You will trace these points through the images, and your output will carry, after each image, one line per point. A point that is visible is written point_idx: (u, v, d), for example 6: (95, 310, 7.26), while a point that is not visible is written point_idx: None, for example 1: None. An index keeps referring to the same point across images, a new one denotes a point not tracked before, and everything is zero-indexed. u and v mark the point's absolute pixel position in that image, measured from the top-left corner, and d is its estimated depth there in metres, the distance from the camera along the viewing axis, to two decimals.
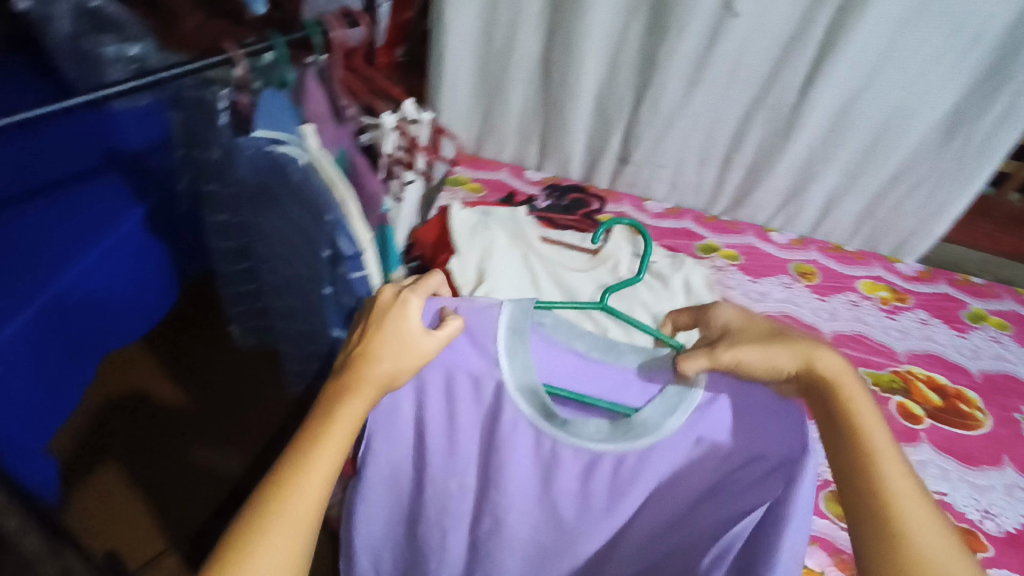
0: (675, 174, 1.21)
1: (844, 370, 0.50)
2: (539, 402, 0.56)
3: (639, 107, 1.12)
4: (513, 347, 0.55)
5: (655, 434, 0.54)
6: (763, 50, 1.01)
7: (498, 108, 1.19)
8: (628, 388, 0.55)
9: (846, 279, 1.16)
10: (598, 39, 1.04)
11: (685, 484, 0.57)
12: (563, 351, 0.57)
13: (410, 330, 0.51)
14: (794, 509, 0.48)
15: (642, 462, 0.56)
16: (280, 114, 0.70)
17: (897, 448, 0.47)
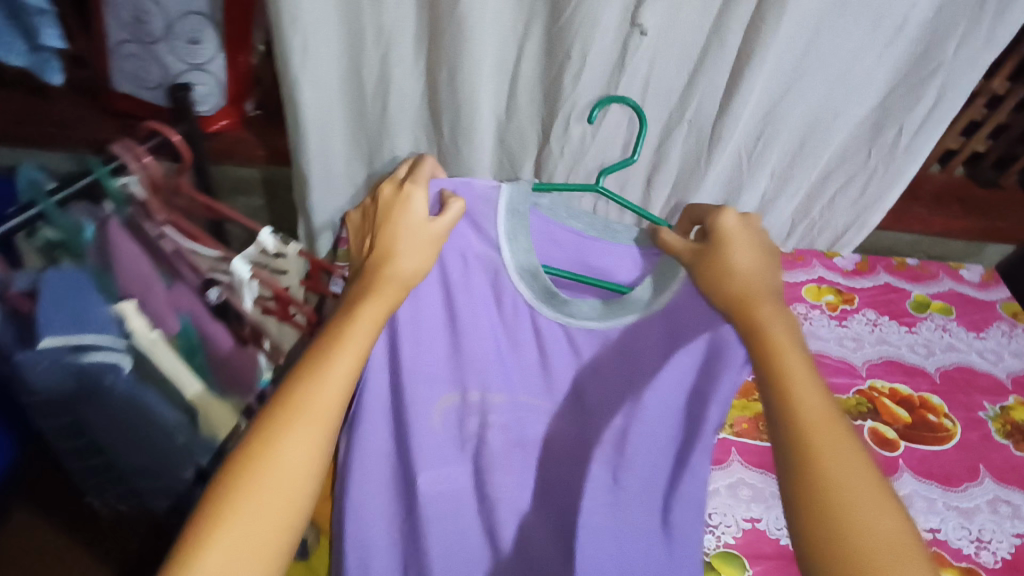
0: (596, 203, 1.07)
1: (784, 324, 0.58)
2: (540, 283, 0.69)
3: (546, 142, 0.95)
4: (513, 227, 0.67)
5: (642, 310, 0.70)
6: (674, 63, 0.87)
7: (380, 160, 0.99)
8: (619, 268, 0.72)
9: (790, 290, 1.09)
10: (485, 72, 0.86)
11: (628, 367, 0.73)
12: (562, 229, 0.70)
13: (418, 219, 0.61)
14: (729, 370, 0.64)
15: (622, 339, 0.72)
16: (80, 302, 0.52)
17: (823, 399, 0.53)
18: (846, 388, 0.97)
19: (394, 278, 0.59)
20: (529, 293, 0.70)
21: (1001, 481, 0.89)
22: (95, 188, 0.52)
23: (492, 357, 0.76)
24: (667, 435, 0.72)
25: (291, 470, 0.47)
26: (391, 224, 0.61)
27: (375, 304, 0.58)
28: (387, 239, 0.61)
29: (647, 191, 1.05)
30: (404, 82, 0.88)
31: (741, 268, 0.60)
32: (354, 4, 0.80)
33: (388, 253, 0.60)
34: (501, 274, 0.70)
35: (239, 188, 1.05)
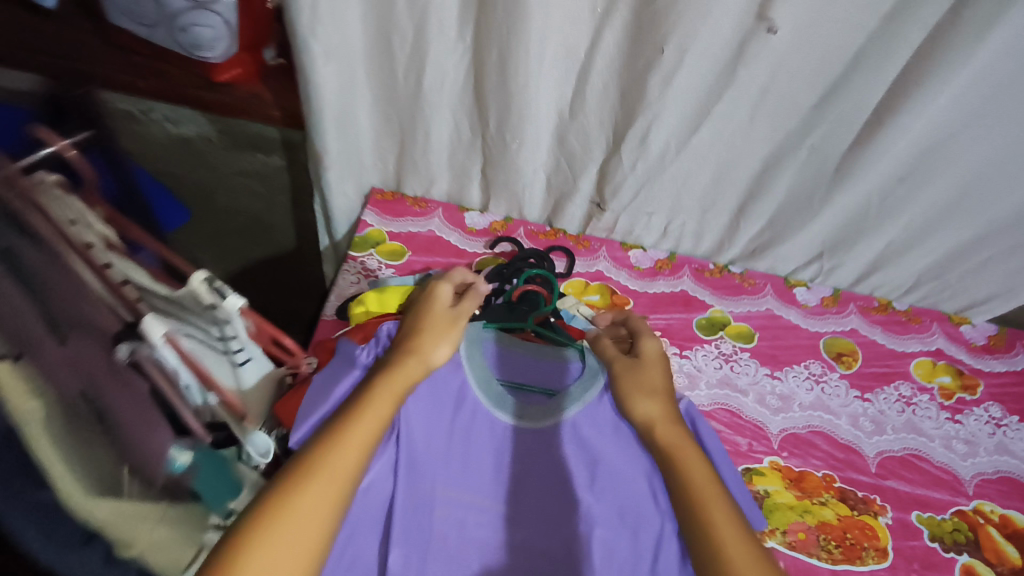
0: (669, 222, 0.87)
1: (677, 439, 0.57)
2: (495, 390, 0.65)
3: (617, 149, 0.76)
4: (473, 350, 0.65)
5: (576, 405, 0.64)
6: (808, 76, 0.65)
7: (416, 145, 0.82)
8: (549, 376, 0.68)
9: (894, 360, 0.88)
10: (548, 56, 0.67)
11: (587, 456, 0.64)
12: (508, 352, 0.68)
13: (439, 300, 0.65)
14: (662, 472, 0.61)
15: (570, 442, 0.64)
16: None
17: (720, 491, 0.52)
18: (943, 507, 0.77)
19: (420, 353, 0.59)
20: (483, 399, 0.64)
21: None
22: None
23: (446, 435, 0.63)
24: (629, 545, 0.61)
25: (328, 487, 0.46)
26: (419, 309, 0.64)
27: (412, 364, 0.58)
28: (421, 319, 0.63)
29: (736, 218, 0.85)
30: (446, 59, 0.71)
31: (643, 410, 0.59)
32: None
33: (415, 331, 0.61)
34: (467, 385, 0.64)
35: (256, 145, 0.91)
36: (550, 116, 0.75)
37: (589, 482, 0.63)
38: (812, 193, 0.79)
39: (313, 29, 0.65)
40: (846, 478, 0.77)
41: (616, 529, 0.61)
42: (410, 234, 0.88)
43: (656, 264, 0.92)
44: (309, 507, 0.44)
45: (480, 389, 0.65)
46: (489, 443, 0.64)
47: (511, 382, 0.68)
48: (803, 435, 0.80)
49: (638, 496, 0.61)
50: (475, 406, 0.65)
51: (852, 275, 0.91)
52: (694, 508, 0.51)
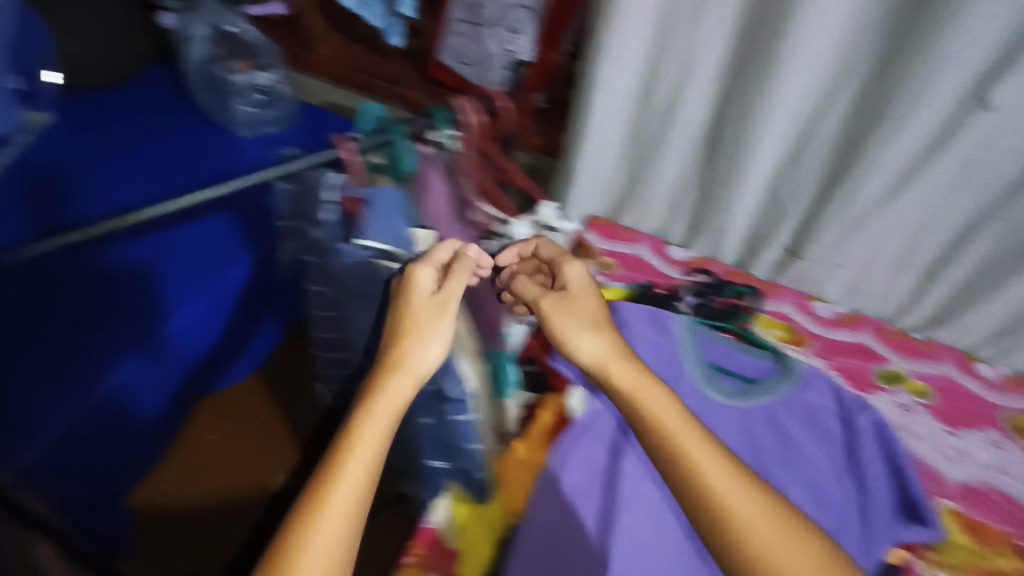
0: (857, 277, 0.98)
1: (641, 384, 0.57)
2: (703, 369, 0.77)
3: (823, 204, 0.90)
4: (685, 335, 0.79)
5: (773, 392, 0.76)
6: (1012, 157, 0.75)
7: (647, 178, 1.01)
8: (750, 369, 0.77)
9: None
10: (780, 116, 0.83)
11: (785, 427, 0.74)
12: (716, 343, 0.79)
13: (423, 295, 0.55)
14: (862, 451, 0.71)
15: (768, 415, 0.75)
16: (392, 216, 0.58)
17: (692, 429, 0.55)
18: None
19: (404, 367, 0.53)
20: (691, 371, 0.77)
21: None
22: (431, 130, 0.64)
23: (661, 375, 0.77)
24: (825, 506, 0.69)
25: (331, 539, 0.47)
26: (398, 304, 0.55)
27: (393, 385, 0.53)
28: (405, 307, 0.54)
29: (924, 282, 0.94)
30: (693, 110, 0.89)
31: (588, 353, 0.60)
32: (673, 23, 0.81)
33: (399, 334, 0.54)
34: (678, 359, 0.78)
35: None
36: (767, 169, 0.91)
37: (781, 454, 0.73)
38: (1003, 266, 0.86)
39: (599, 74, 0.86)
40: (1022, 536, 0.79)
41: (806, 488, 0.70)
42: (622, 253, 1.02)
43: (839, 317, 1.00)
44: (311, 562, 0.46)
45: (690, 367, 0.77)
46: (694, 397, 0.76)
47: (719, 367, 0.77)
48: (979, 489, 0.82)
49: (826, 466, 0.72)
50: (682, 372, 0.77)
51: None
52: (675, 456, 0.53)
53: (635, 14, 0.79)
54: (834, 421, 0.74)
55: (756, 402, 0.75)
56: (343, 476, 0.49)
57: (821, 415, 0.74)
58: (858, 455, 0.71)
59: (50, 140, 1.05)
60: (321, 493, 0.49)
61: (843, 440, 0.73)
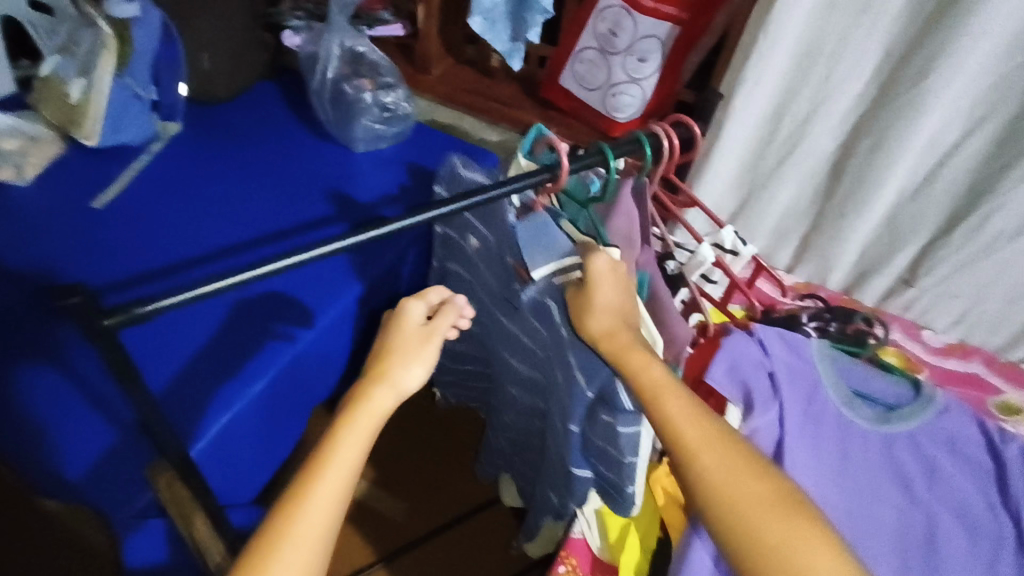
0: (970, 309, 0.98)
1: (654, 376, 0.55)
2: (844, 393, 0.76)
3: (947, 233, 0.91)
4: (826, 358, 0.77)
5: (915, 418, 0.75)
6: None
7: (759, 203, 1.03)
8: (888, 394, 0.77)
9: None
10: (916, 146, 0.85)
11: (926, 455, 0.74)
12: (852, 367, 0.78)
13: (414, 324, 0.58)
14: (1011, 478, 0.72)
15: (910, 442, 0.75)
16: (541, 239, 0.60)
17: (699, 423, 0.54)
18: None
19: (382, 381, 0.55)
20: (836, 397, 0.76)
21: None
22: (635, 151, 0.61)
23: (805, 402, 0.75)
24: (977, 532, 0.72)
25: (311, 536, 0.48)
26: (391, 326, 0.59)
27: (374, 399, 0.54)
28: (394, 333, 0.58)
29: None
30: (821, 139, 0.92)
31: (597, 330, 0.56)
32: (814, 57, 0.85)
33: (384, 351, 0.57)
34: (820, 384, 0.76)
35: None
36: (890, 199, 0.93)
37: (925, 482, 0.74)
38: None
39: (734, 102, 0.89)
40: None
41: (953, 515, 0.72)
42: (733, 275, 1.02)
43: (947, 345, 1.00)
44: (288, 561, 0.47)
45: (833, 391, 0.76)
46: (836, 426, 0.76)
47: (857, 391, 0.77)
48: None
49: (976, 495, 0.72)
50: (825, 401, 0.76)
51: None
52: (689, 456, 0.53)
53: (780, 43, 0.83)
54: (978, 444, 0.74)
55: (902, 427, 0.75)
56: (317, 486, 0.49)
57: (964, 443, 0.74)
58: (1004, 484, 0.72)
59: (179, 158, 1.10)
60: (300, 496, 0.49)
61: (989, 468, 0.73)
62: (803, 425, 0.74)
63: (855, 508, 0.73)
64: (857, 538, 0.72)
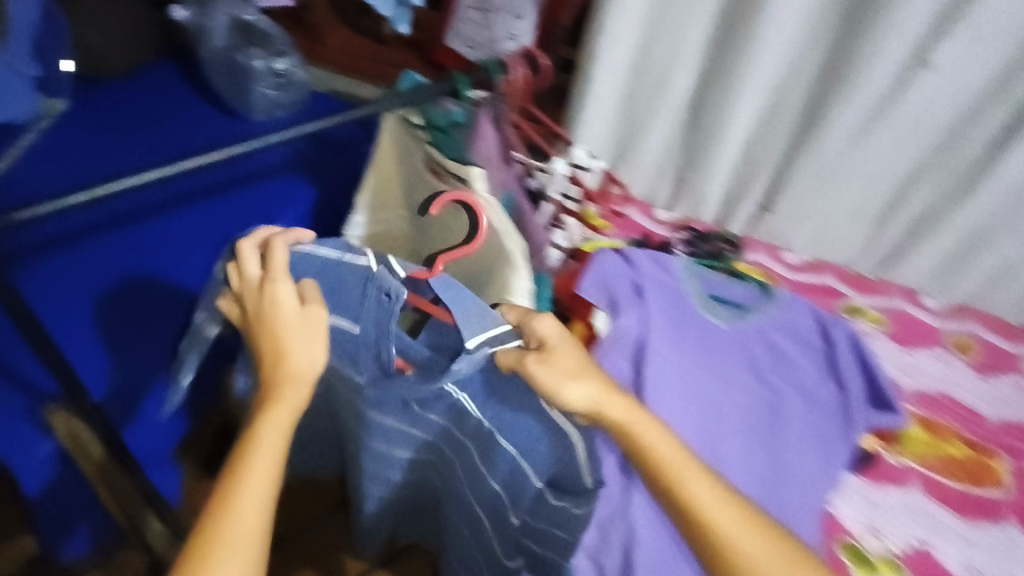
0: (820, 229, 1.11)
1: (662, 441, 0.54)
2: (701, 298, 0.85)
3: (793, 158, 1.03)
4: (683, 269, 0.86)
5: (764, 314, 0.85)
6: (950, 103, 0.89)
7: (634, 147, 1.13)
8: (740, 295, 0.86)
9: (1011, 360, 1.03)
10: (759, 81, 0.96)
11: (773, 343, 0.85)
12: (707, 277, 0.87)
13: (294, 311, 0.54)
14: (839, 354, 0.83)
15: (760, 332, 0.85)
16: (463, 304, 0.56)
17: (725, 500, 0.53)
18: None
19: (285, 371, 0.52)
20: (693, 300, 0.85)
21: None
22: (486, 80, 0.70)
23: (667, 305, 0.84)
24: (812, 403, 0.83)
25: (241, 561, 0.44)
26: (262, 319, 0.54)
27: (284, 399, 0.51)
28: (272, 326, 0.53)
29: (876, 229, 1.08)
30: (681, 81, 1.03)
31: (585, 396, 0.54)
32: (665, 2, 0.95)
33: (276, 350, 0.53)
34: (680, 289, 0.85)
35: None
36: (743, 132, 1.04)
37: (771, 366, 0.84)
38: (942, 206, 1.00)
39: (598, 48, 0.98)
40: (970, 431, 0.94)
41: (794, 390, 0.83)
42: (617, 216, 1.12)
43: (805, 263, 1.13)
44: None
45: (692, 297, 0.85)
46: (694, 324, 0.85)
47: (714, 297, 0.86)
48: (932, 395, 0.97)
49: (812, 372, 0.84)
50: (684, 302, 0.85)
51: (971, 292, 1.09)
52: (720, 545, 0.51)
53: None
54: (814, 327, 0.84)
55: (750, 325, 0.85)
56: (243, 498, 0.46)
57: (803, 327, 0.84)
58: (837, 361, 0.83)
59: (68, 134, 1.09)
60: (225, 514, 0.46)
61: (823, 347, 0.84)
62: (664, 325, 0.83)
63: (710, 394, 0.83)
64: (712, 420, 0.82)
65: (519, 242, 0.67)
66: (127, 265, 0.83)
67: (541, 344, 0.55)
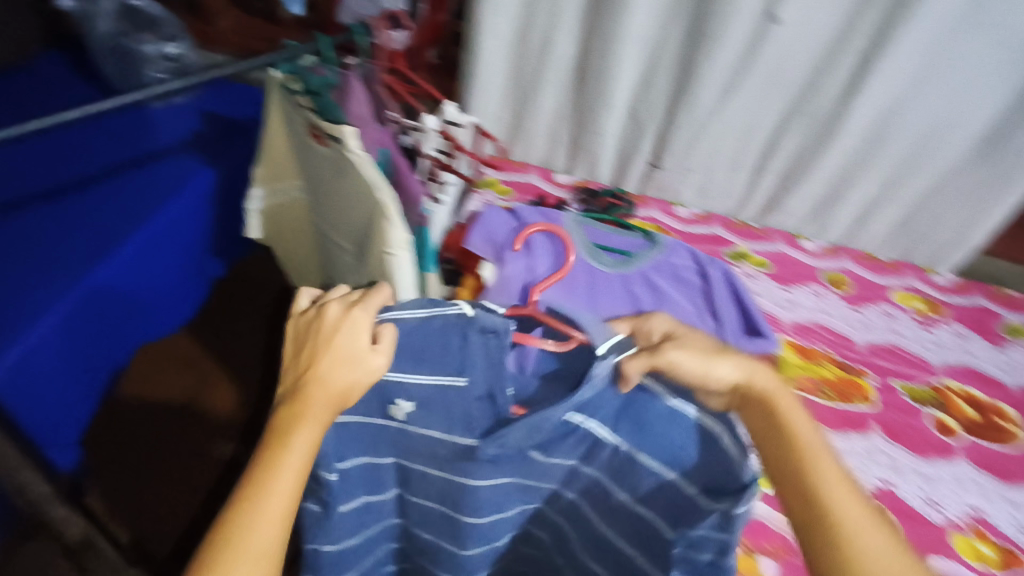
0: (705, 180, 1.18)
1: (778, 389, 0.53)
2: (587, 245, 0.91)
3: (673, 115, 1.09)
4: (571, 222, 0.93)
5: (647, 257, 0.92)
6: (803, 55, 0.96)
7: (529, 112, 1.18)
8: (626, 245, 0.94)
9: (878, 289, 1.13)
10: (632, 44, 1.02)
11: (657, 284, 0.90)
12: (595, 228, 0.95)
13: (360, 350, 0.49)
14: (713, 287, 0.90)
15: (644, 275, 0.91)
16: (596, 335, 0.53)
17: (841, 472, 0.48)
18: (914, 378, 1.01)
19: (318, 390, 0.48)
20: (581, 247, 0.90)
21: None
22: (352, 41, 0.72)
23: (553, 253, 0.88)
24: None
25: None
26: (314, 339, 0.51)
27: (313, 416, 0.47)
28: (323, 346, 0.50)
29: (755, 177, 1.16)
30: (563, 47, 1.07)
31: (736, 374, 0.53)
32: None
33: (320, 372, 0.49)
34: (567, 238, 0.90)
35: None
36: (626, 92, 1.09)
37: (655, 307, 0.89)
38: (808, 152, 1.08)
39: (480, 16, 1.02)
40: (841, 354, 1.02)
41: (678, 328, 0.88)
42: (516, 181, 1.19)
43: (695, 216, 1.21)
44: None
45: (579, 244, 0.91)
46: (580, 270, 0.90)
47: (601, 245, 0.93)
48: (806, 325, 1.05)
49: (691, 309, 0.90)
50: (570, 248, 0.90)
51: (844, 230, 1.19)
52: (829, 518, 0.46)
53: None
54: (690, 264, 0.92)
55: (632, 269, 0.91)
56: (260, 519, 0.42)
57: (679, 266, 0.92)
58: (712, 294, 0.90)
59: None
60: (234, 532, 0.41)
61: (701, 284, 0.91)
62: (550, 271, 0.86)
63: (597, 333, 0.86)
64: None
65: (393, 196, 0.69)
66: (29, 269, 0.87)
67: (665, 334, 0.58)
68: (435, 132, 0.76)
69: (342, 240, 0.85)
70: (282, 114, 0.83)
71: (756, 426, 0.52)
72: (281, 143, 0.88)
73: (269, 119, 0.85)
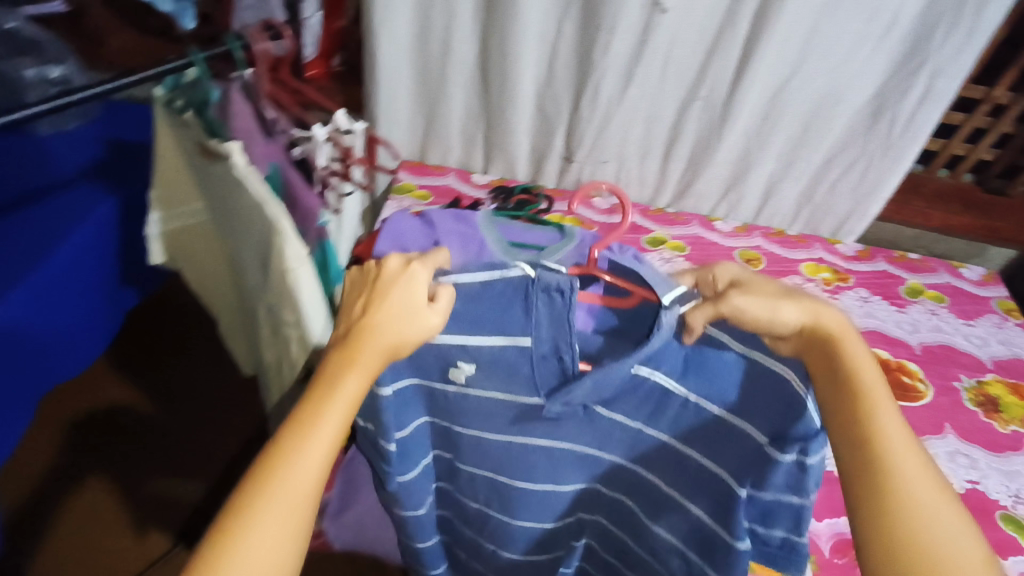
0: (618, 169, 1.21)
1: (844, 327, 0.52)
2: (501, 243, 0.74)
3: (578, 107, 1.11)
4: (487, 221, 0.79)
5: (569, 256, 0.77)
6: (691, 40, 0.99)
7: (440, 114, 1.18)
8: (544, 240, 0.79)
9: (789, 263, 1.18)
10: (530, 40, 1.03)
11: None
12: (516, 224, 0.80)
13: (418, 303, 0.53)
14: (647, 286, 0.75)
15: None
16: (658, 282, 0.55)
17: (895, 409, 0.49)
18: None
19: (376, 329, 0.52)
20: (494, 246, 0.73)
21: (965, 439, 0.96)
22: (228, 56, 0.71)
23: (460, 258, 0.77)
24: None
25: (292, 503, 0.45)
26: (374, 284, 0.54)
27: (371, 355, 0.52)
28: (380, 292, 0.53)
29: (665, 163, 1.18)
30: (463, 47, 1.07)
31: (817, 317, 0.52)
32: None
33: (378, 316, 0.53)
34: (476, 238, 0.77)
35: None
36: (531, 89, 1.11)
37: None
38: (710, 134, 1.11)
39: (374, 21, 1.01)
40: None
41: None
42: (433, 184, 1.21)
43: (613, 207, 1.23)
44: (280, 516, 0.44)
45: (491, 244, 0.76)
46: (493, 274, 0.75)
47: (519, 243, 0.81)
48: None
49: None
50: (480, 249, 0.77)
51: (754, 207, 1.23)
52: (872, 449, 0.47)
53: None
54: None
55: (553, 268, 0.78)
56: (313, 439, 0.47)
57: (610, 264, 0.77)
58: None
59: None
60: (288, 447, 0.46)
61: None
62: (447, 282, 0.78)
63: None
64: None
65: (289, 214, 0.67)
66: None
67: (731, 282, 0.55)
68: (326, 143, 0.76)
69: (247, 259, 0.82)
70: (171, 134, 0.81)
71: (811, 352, 0.52)
72: (175, 164, 0.85)
73: (159, 141, 0.82)
